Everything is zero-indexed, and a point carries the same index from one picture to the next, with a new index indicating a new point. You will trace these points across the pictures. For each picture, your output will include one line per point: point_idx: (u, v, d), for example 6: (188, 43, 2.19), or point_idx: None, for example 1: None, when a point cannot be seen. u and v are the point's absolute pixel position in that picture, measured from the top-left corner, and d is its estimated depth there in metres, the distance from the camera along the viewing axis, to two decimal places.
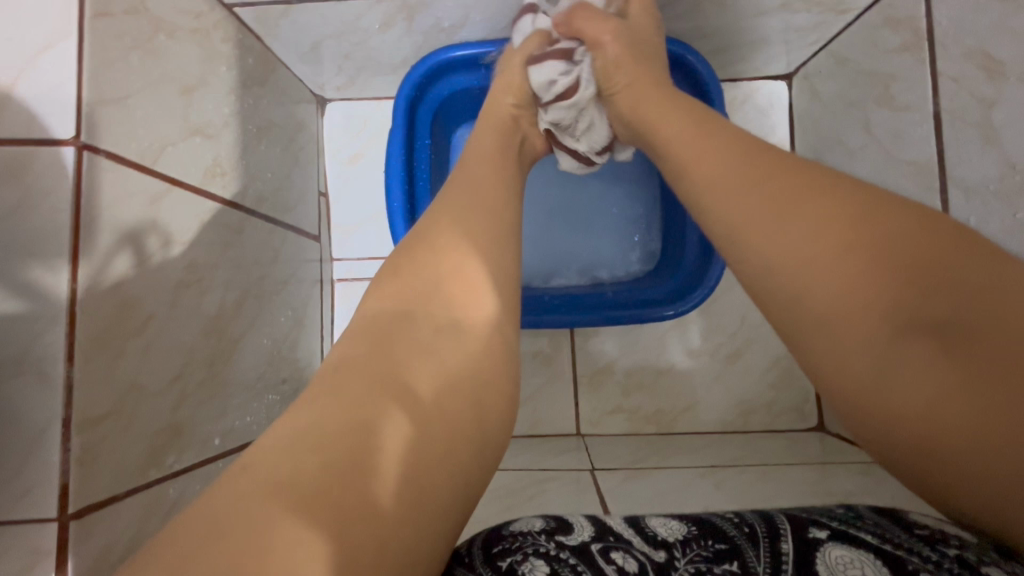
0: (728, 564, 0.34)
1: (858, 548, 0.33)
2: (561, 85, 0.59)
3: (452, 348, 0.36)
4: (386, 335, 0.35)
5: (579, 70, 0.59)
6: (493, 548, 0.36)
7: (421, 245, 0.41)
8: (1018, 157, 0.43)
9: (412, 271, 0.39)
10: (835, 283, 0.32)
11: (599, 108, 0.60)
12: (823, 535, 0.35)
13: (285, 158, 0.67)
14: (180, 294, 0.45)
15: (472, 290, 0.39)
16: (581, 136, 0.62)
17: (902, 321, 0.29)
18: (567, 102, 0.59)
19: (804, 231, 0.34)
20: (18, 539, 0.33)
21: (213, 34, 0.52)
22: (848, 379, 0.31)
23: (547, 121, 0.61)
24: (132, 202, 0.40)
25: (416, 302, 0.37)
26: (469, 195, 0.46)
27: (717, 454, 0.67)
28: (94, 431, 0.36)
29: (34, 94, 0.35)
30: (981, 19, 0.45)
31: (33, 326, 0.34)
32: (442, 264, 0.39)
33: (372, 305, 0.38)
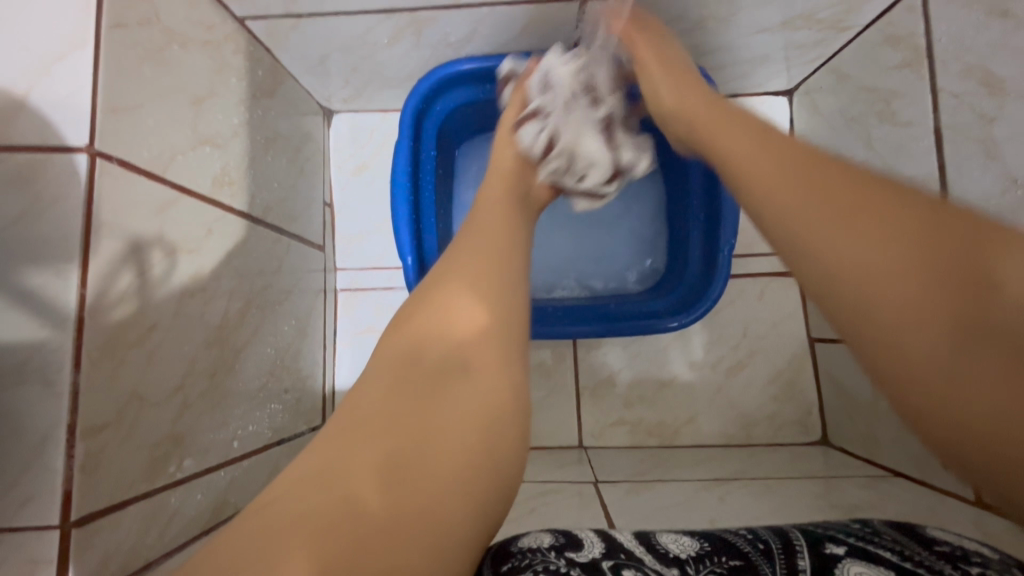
0: None
1: (876, 564, 0.34)
2: (546, 138, 0.61)
3: (460, 392, 0.35)
4: (405, 380, 0.35)
5: (552, 122, 0.63)
6: (502, 567, 0.35)
7: (433, 290, 0.41)
8: (1019, 171, 0.44)
9: (429, 312, 0.39)
10: (891, 282, 0.30)
11: (585, 143, 0.64)
12: (840, 551, 0.35)
13: (292, 169, 0.67)
14: (185, 302, 0.45)
15: (476, 330, 0.38)
16: (583, 175, 0.65)
17: (970, 324, 0.27)
18: (559, 150, 0.62)
19: (855, 228, 0.32)
20: (17, 547, 0.33)
21: (224, 46, 0.53)
22: (913, 386, 0.28)
23: (551, 172, 0.62)
24: (140, 211, 0.40)
25: (431, 344, 0.37)
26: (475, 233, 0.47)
27: (721, 468, 0.66)
28: (96, 440, 0.36)
29: (48, 103, 0.36)
30: (984, 37, 0.45)
31: (39, 334, 0.34)
32: (449, 307, 0.39)
33: (391, 346, 0.38)
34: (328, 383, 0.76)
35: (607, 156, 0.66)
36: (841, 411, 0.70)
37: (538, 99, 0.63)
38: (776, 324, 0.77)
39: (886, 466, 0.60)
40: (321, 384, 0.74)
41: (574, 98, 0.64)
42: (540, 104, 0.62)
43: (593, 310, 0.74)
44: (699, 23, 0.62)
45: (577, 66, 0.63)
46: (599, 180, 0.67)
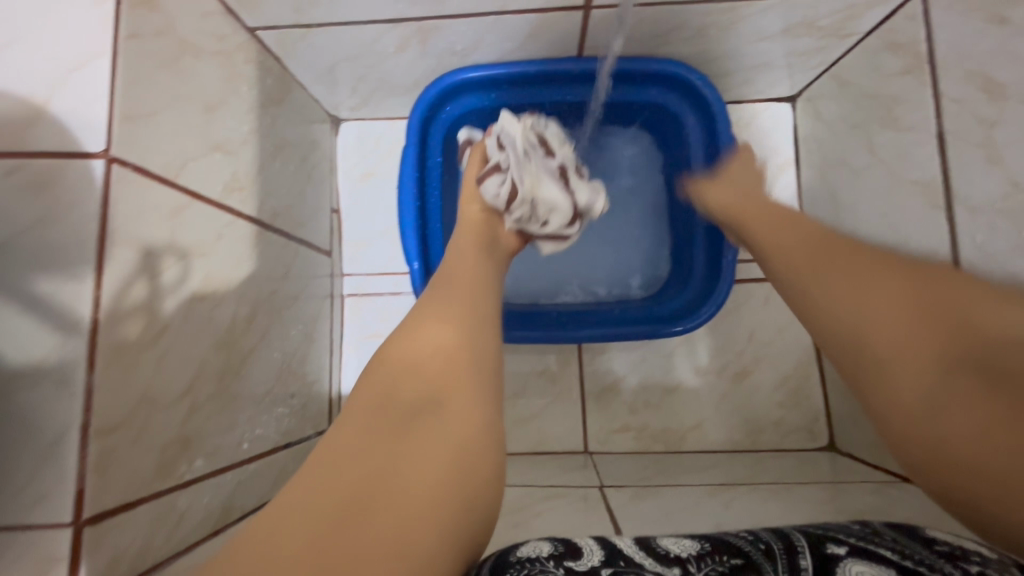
0: None
1: (877, 563, 0.35)
2: (507, 192, 0.59)
3: (433, 430, 0.36)
4: (380, 421, 0.37)
5: (512, 172, 0.61)
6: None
7: (407, 331, 0.42)
8: (1021, 175, 0.44)
9: (397, 353, 0.41)
10: (889, 328, 0.38)
11: (547, 191, 0.62)
12: (842, 550, 0.36)
13: (300, 176, 0.68)
14: (195, 306, 0.46)
15: (447, 371, 0.40)
16: (547, 220, 0.63)
17: (950, 360, 0.35)
18: (520, 199, 0.60)
19: (863, 287, 0.41)
20: (30, 545, 0.33)
21: (236, 56, 0.54)
22: (901, 410, 0.36)
23: (515, 222, 0.60)
24: (152, 216, 0.41)
25: (399, 386, 0.39)
26: (449, 277, 0.49)
27: (727, 473, 0.66)
28: (109, 440, 0.36)
29: (66, 111, 0.37)
30: (985, 42, 0.46)
31: (55, 335, 0.35)
32: (421, 350, 0.41)
33: (363, 389, 0.39)
34: (334, 388, 0.77)
35: (570, 200, 0.63)
36: (847, 417, 0.70)
37: (495, 155, 0.63)
38: (781, 329, 0.77)
39: (894, 471, 0.59)
40: (328, 389, 0.75)
41: (531, 148, 0.63)
42: (497, 158, 0.62)
43: (597, 315, 0.75)
44: (701, 31, 0.63)
45: (528, 123, 0.64)
46: (564, 225, 0.64)
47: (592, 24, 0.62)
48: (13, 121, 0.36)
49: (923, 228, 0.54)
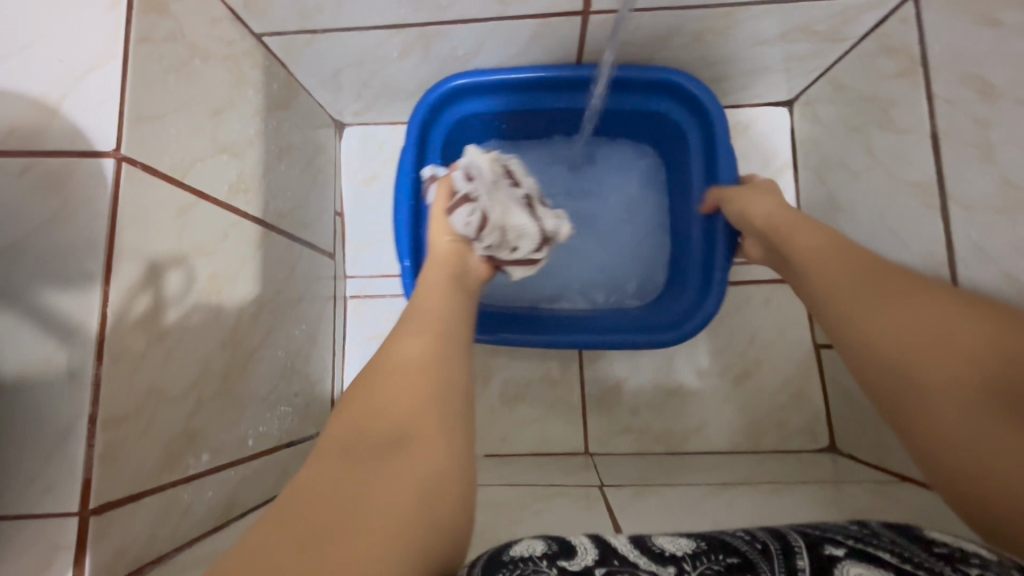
0: None
1: (876, 566, 0.34)
2: (477, 221, 0.60)
3: (402, 460, 0.37)
4: (353, 450, 0.38)
5: (481, 202, 0.61)
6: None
7: (379, 370, 0.44)
8: (1014, 174, 0.44)
9: (373, 388, 0.43)
10: (939, 363, 0.40)
11: (516, 218, 0.63)
12: (840, 552, 0.36)
13: (304, 178, 0.69)
14: (202, 303, 0.47)
15: (419, 405, 0.41)
16: (518, 246, 0.63)
17: (999, 400, 0.37)
18: (489, 228, 0.61)
19: (913, 318, 0.43)
20: (38, 534, 0.34)
21: (243, 60, 0.56)
22: (948, 443, 0.38)
23: (486, 249, 0.61)
24: (160, 214, 0.42)
25: (374, 420, 0.40)
26: (419, 314, 0.51)
27: (728, 473, 0.66)
28: (116, 431, 0.37)
29: (78, 112, 0.38)
30: (976, 44, 0.47)
31: (66, 327, 0.36)
32: (394, 386, 0.42)
33: (340, 425, 0.40)
34: (336, 388, 0.77)
35: (539, 225, 0.64)
36: (849, 419, 0.70)
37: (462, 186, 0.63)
38: (781, 331, 0.77)
39: (896, 472, 0.60)
40: (330, 389, 0.75)
41: (497, 179, 0.63)
42: (466, 189, 0.62)
43: (595, 322, 0.75)
44: (699, 36, 0.64)
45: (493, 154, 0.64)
46: (534, 249, 0.65)
47: (591, 28, 0.62)
48: (26, 121, 0.37)
49: (919, 228, 0.54)
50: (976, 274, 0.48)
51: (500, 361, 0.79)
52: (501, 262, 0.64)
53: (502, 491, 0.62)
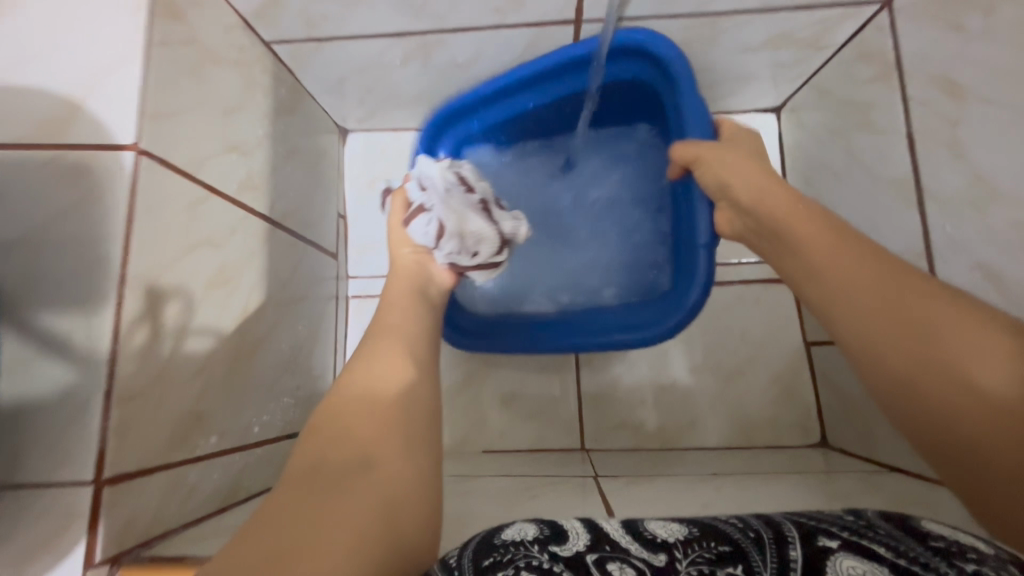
0: (732, 567, 0.37)
1: (869, 559, 0.35)
2: (433, 230, 0.62)
3: (370, 474, 0.41)
4: (320, 471, 0.40)
5: (436, 211, 0.62)
6: (486, 561, 0.38)
7: (344, 393, 0.48)
8: (982, 169, 0.47)
9: (341, 409, 0.46)
10: (978, 418, 0.37)
11: (473, 224, 0.63)
12: (833, 544, 0.37)
13: (309, 180, 0.72)
14: (211, 293, 0.49)
15: (381, 428, 0.45)
16: (478, 251, 0.65)
17: None
18: (446, 238, 0.62)
19: (948, 362, 0.39)
20: (53, 501, 0.35)
21: (253, 66, 0.59)
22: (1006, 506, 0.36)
23: (446, 257, 0.64)
24: (175, 205, 0.45)
25: (341, 440, 0.43)
26: (385, 335, 0.55)
27: (719, 466, 0.68)
28: (129, 408, 0.39)
29: (101, 108, 0.41)
30: (945, 48, 0.50)
31: (87, 307, 0.38)
32: (358, 412, 0.45)
33: (310, 443, 0.43)
34: None
35: (497, 229, 0.65)
36: (839, 413, 0.72)
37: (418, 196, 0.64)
38: (772, 329, 0.79)
39: (884, 463, 0.62)
40: None
41: (450, 186, 0.63)
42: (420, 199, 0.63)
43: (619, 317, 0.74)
44: (686, 44, 0.67)
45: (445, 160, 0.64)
46: (495, 253, 0.66)
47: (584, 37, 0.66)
48: (54, 117, 0.40)
49: (899, 224, 0.57)
50: (950, 266, 0.50)
51: (498, 358, 0.81)
52: (464, 267, 0.66)
53: (498, 482, 0.64)
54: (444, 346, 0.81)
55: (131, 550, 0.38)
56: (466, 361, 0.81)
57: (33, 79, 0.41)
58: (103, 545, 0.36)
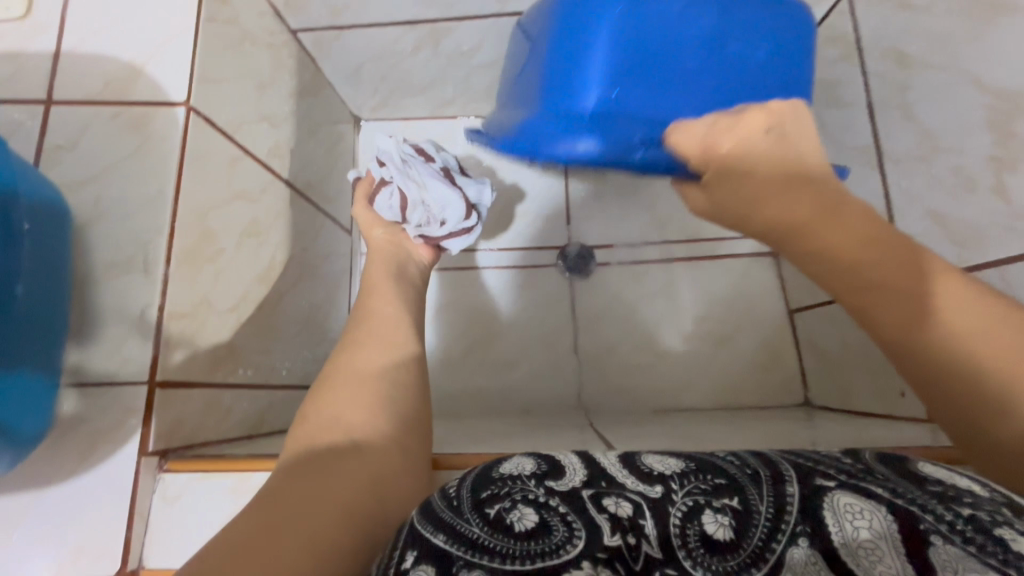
0: (728, 499, 0.33)
1: (868, 499, 0.31)
2: (397, 203, 0.67)
3: (363, 455, 0.40)
4: (306, 462, 0.39)
5: (396, 182, 0.67)
6: (483, 495, 0.34)
7: (333, 381, 0.47)
8: (930, 126, 0.53)
9: (332, 394, 0.46)
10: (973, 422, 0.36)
11: (431, 190, 0.67)
12: (830, 483, 0.33)
13: (327, 159, 0.79)
14: (245, 241, 0.55)
15: (369, 411, 0.44)
16: (444, 217, 0.68)
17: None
18: (411, 206, 0.67)
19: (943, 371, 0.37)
20: (117, 398, 0.42)
21: (282, 50, 0.66)
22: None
23: (415, 228, 0.68)
24: (218, 159, 0.51)
25: (330, 426, 0.42)
26: (376, 325, 0.55)
27: (705, 420, 0.74)
28: (179, 324, 0.45)
29: (160, 72, 0.48)
30: (895, 25, 0.56)
31: (145, 237, 0.44)
32: (342, 399, 0.45)
33: (302, 432, 0.43)
34: None
35: (456, 191, 0.68)
36: (821, 373, 0.76)
37: (380, 173, 0.69)
38: (758, 299, 0.84)
39: (856, 411, 0.67)
40: None
41: (406, 158, 0.68)
42: (382, 175, 0.68)
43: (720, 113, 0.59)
44: None
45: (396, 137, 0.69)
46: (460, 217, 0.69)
47: None
48: (121, 78, 0.47)
49: (865, 186, 0.62)
50: (907, 215, 0.56)
51: (501, 329, 0.86)
52: (434, 238, 0.69)
53: (500, 433, 0.69)
54: (451, 317, 0.86)
55: (176, 449, 0.43)
56: (470, 332, 0.86)
57: (103, 48, 0.48)
58: (156, 437, 0.42)
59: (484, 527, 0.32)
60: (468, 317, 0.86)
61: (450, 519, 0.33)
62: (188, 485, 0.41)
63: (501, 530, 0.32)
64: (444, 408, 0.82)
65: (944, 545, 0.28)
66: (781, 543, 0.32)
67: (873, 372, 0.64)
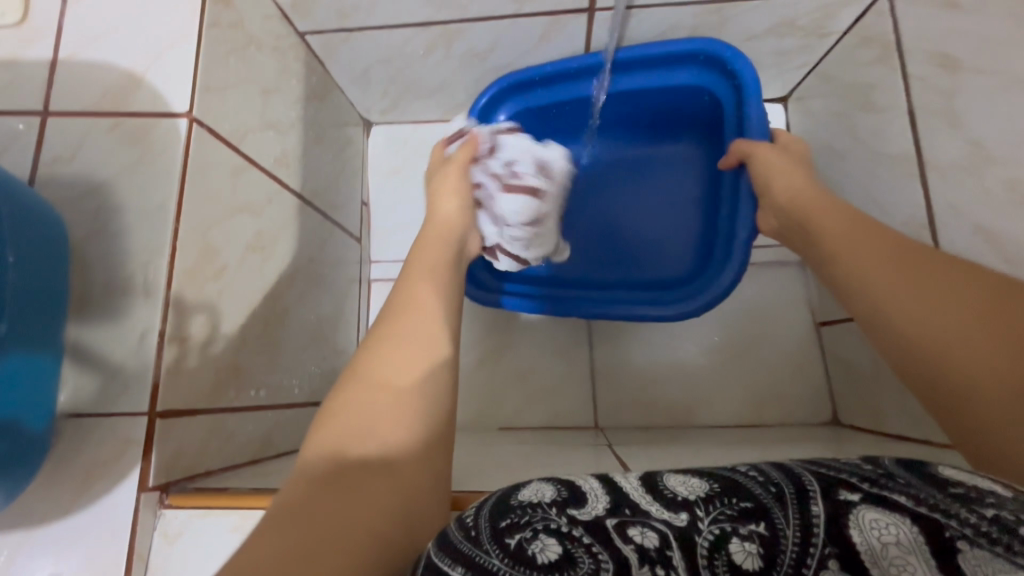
0: (755, 525, 0.31)
1: (892, 511, 0.30)
2: (524, 214, 0.69)
3: (386, 479, 0.37)
4: (328, 475, 0.36)
5: (542, 201, 0.70)
6: (502, 524, 0.33)
7: (363, 382, 0.44)
8: (980, 135, 0.49)
9: (359, 399, 0.42)
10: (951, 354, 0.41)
11: (549, 231, 0.72)
12: (854, 497, 0.31)
13: (336, 165, 0.76)
14: (250, 255, 0.53)
15: (397, 424, 0.41)
16: (531, 247, 0.72)
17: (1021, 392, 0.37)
18: (529, 225, 0.70)
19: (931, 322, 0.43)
20: (115, 430, 0.39)
21: (288, 53, 0.64)
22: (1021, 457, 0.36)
23: (504, 236, 0.70)
24: (222, 170, 0.48)
25: (353, 439, 0.39)
26: (408, 317, 0.50)
27: (726, 439, 0.71)
28: (180, 349, 0.42)
29: (159, 82, 0.45)
30: (940, 26, 0.52)
31: (145, 257, 0.42)
32: (371, 404, 0.41)
33: (325, 436, 0.39)
34: None
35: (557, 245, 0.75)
36: (850, 390, 0.72)
37: (531, 174, 0.70)
38: (782, 311, 0.81)
39: (889, 432, 0.64)
40: None
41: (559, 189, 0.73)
42: (537, 181, 0.70)
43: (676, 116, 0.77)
44: (695, 31, 0.70)
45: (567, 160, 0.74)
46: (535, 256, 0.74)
47: (597, 26, 0.68)
48: (119, 89, 0.45)
49: (903, 196, 0.59)
50: (951, 229, 0.53)
51: (515, 341, 0.83)
52: (504, 250, 0.72)
53: (515, 452, 0.66)
54: (463, 328, 0.84)
55: (178, 482, 0.41)
56: (482, 343, 0.83)
57: (100, 56, 0.46)
58: (156, 470, 0.39)
59: (504, 559, 0.31)
60: (480, 327, 0.84)
61: (468, 551, 0.31)
62: (189, 523, 0.39)
63: (522, 562, 0.30)
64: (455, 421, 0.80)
65: (971, 551, 0.28)
66: (811, 570, 0.30)
67: (907, 392, 0.61)
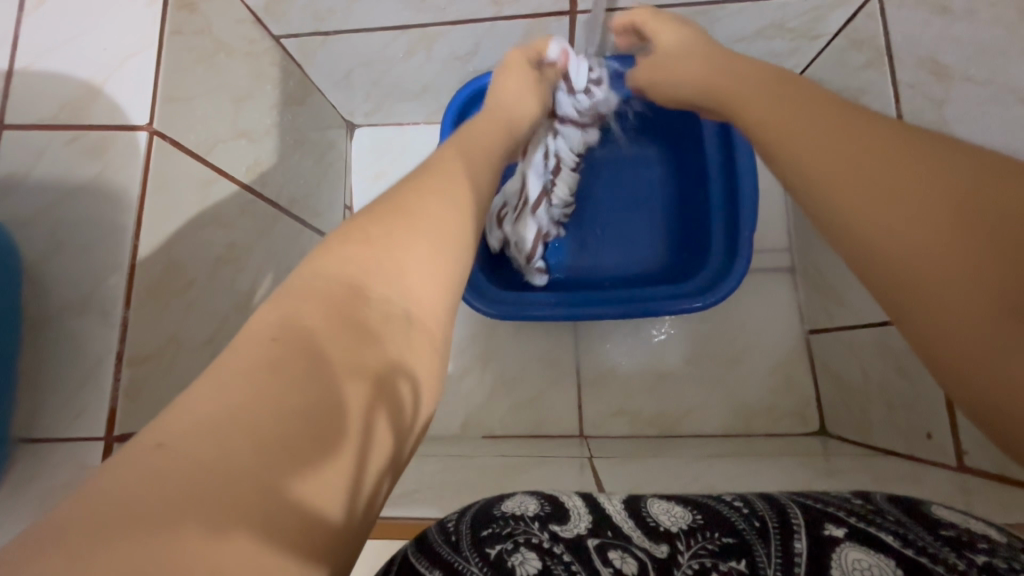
0: (736, 562, 0.31)
1: (879, 551, 0.30)
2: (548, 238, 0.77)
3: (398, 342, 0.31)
4: (350, 322, 0.30)
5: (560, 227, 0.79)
6: (483, 534, 0.34)
7: (381, 219, 0.35)
8: None
9: (383, 230, 0.34)
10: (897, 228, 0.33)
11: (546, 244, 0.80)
12: (840, 533, 0.31)
13: (316, 171, 0.75)
14: (220, 267, 0.52)
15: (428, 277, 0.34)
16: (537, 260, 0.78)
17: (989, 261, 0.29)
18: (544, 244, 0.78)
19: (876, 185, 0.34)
20: (72, 454, 0.39)
21: (262, 58, 0.62)
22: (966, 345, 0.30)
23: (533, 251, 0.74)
24: (186, 182, 0.47)
25: (373, 276, 0.32)
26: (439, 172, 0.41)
27: (710, 449, 0.70)
28: (142, 368, 0.41)
29: (116, 93, 0.44)
30: (930, 31, 0.50)
31: (103, 273, 0.41)
32: (407, 273, 0.33)
33: (334, 265, 0.32)
34: None
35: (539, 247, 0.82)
36: (839, 401, 0.71)
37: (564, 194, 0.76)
38: (771, 318, 0.80)
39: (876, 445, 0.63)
40: None
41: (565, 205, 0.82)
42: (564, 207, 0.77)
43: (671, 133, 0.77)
44: None
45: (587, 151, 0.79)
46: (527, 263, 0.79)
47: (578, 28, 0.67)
48: (75, 100, 0.43)
49: None
50: None
51: (501, 348, 0.82)
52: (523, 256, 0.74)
53: (497, 462, 0.66)
54: None
55: None
56: (467, 350, 0.82)
57: (57, 67, 0.44)
58: None
59: (482, 568, 0.32)
60: (465, 333, 0.83)
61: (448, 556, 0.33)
62: None
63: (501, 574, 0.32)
64: (439, 430, 0.79)
65: None
66: None
67: (895, 405, 0.60)
